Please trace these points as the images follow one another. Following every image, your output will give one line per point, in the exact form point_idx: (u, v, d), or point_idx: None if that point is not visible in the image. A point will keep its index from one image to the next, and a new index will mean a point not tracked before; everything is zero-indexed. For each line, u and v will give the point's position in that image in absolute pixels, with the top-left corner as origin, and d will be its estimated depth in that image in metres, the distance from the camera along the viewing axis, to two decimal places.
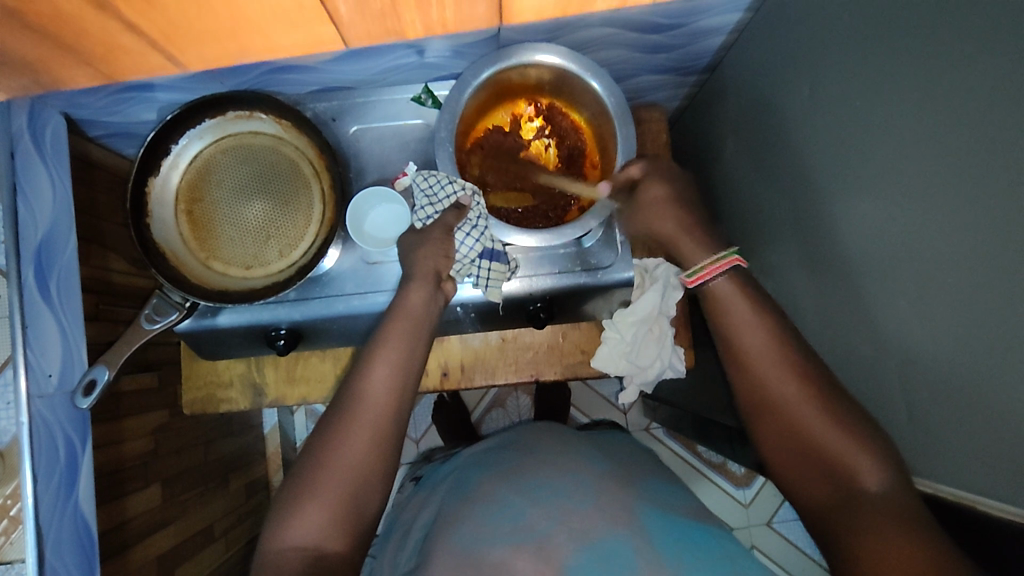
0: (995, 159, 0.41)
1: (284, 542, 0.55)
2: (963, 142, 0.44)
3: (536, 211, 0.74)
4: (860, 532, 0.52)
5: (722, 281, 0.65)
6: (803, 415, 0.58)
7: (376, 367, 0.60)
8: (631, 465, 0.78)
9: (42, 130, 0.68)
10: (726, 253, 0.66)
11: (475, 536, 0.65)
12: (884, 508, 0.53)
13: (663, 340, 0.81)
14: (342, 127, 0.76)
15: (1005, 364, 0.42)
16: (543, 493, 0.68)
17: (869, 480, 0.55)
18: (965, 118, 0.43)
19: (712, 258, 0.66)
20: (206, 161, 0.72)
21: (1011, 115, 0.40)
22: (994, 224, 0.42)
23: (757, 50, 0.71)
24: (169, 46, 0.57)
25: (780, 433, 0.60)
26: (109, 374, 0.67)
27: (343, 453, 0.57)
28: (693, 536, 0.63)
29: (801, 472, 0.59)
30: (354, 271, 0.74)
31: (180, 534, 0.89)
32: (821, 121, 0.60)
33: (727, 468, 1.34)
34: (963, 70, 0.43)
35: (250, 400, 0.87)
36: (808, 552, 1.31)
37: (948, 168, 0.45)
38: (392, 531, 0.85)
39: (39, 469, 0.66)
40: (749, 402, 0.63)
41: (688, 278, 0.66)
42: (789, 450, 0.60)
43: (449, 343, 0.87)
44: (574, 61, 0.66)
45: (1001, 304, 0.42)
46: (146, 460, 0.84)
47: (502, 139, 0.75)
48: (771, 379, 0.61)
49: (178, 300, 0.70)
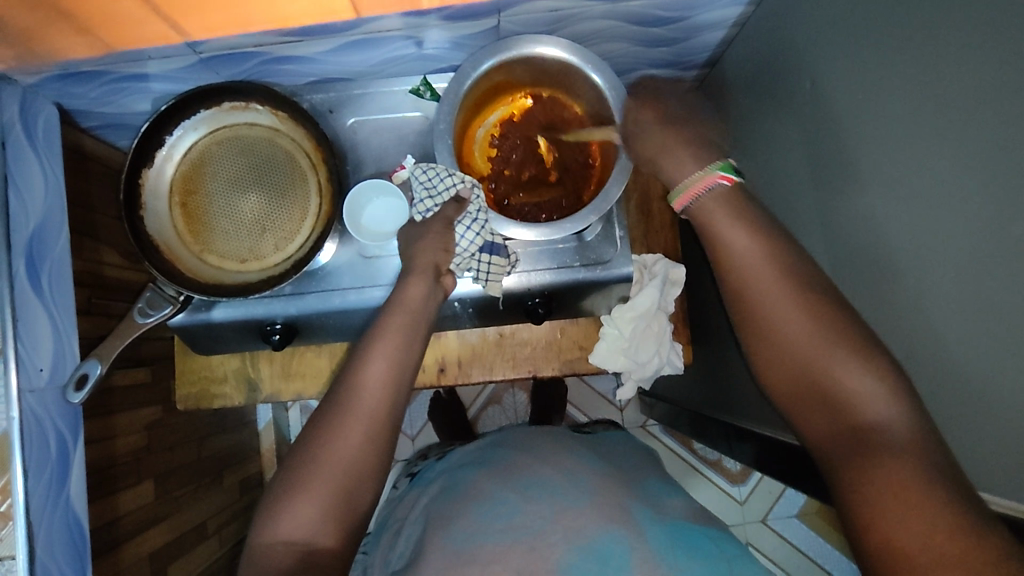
0: (974, 154, 0.41)
1: (274, 536, 0.54)
2: (943, 138, 0.43)
3: (547, 205, 0.73)
4: (886, 488, 0.42)
5: (714, 208, 0.56)
6: (834, 357, 0.48)
7: (372, 359, 0.59)
8: (624, 464, 0.78)
9: (34, 120, 0.67)
10: (710, 169, 0.57)
11: (466, 535, 0.65)
12: (906, 453, 0.43)
13: (662, 336, 0.81)
14: (339, 120, 0.75)
15: (988, 361, 0.42)
16: (536, 490, 0.68)
17: (882, 413, 0.45)
18: (944, 112, 0.43)
19: (699, 174, 0.57)
20: (201, 153, 0.71)
21: (989, 110, 0.39)
22: (975, 220, 0.41)
23: (757, 44, 0.71)
24: (170, 12, 0.55)
25: (784, 363, 0.51)
26: (102, 368, 0.66)
27: (337, 448, 0.56)
28: (687, 535, 0.63)
29: (807, 406, 0.50)
30: (351, 265, 0.74)
31: (174, 530, 0.89)
32: (815, 115, 0.59)
33: (722, 465, 1.34)
34: (941, 64, 0.43)
35: (244, 396, 0.86)
36: (802, 549, 1.31)
37: (932, 163, 0.45)
38: (384, 529, 0.84)
39: (30, 463, 0.65)
40: (758, 336, 0.52)
41: (672, 201, 0.58)
42: (792, 379, 0.50)
43: (446, 339, 0.86)
44: (574, 52, 0.66)
45: (983, 300, 0.41)
46: (139, 456, 0.83)
47: (508, 133, 0.75)
48: (773, 303, 0.51)
49: (172, 293, 0.69)
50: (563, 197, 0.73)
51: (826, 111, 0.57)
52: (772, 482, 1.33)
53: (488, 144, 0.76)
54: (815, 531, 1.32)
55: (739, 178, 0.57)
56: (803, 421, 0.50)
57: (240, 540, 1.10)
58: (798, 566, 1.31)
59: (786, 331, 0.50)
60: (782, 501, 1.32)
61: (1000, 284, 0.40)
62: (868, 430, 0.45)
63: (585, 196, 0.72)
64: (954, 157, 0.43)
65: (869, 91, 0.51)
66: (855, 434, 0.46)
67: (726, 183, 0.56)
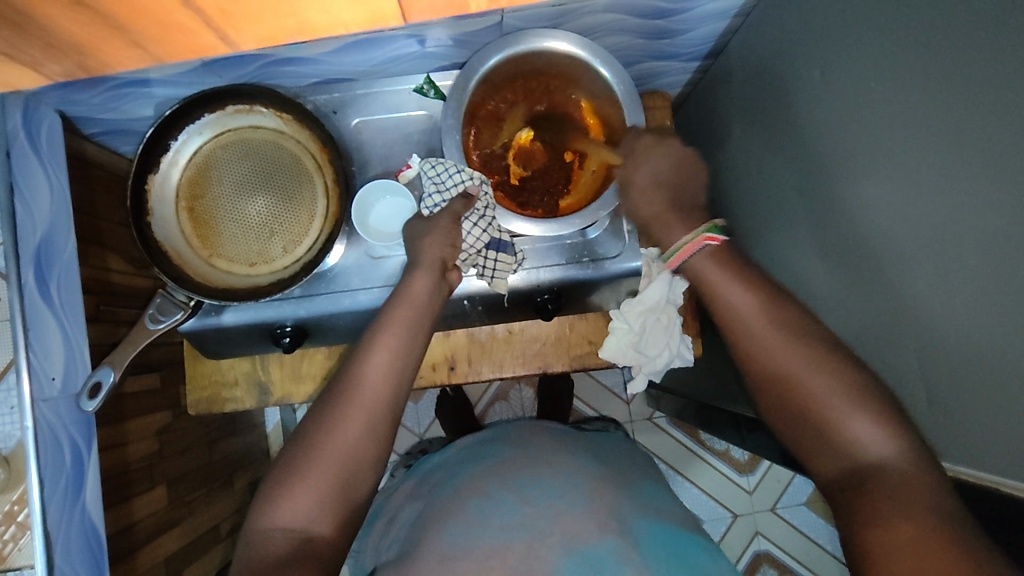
0: (1007, 138, 0.40)
1: (272, 522, 0.53)
2: (964, 125, 0.44)
3: (534, 191, 0.73)
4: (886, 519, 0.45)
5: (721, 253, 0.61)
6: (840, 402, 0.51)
7: (374, 353, 0.59)
8: (621, 465, 0.77)
9: (37, 128, 0.67)
10: (698, 231, 0.61)
11: (464, 533, 0.63)
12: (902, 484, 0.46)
13: (672, 330, 0.78)
14: (343, 120, 0.75)
15: (1010, 341, 0.42)
16: (534, 491, 0.66)
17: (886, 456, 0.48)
18: (971, 101, 0.43)
19: (688, 237, 0.61)
20: (206, 157, 0.71)
21: (1014, 99, 0.40)
22: (1000, 207, 0.42)
23: (762, 33, 0.70)
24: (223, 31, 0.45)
25: (777, 393, 0.54)
26: (114, 375, 0.66)
27: (334, 440, 0.56)
28: (676, 543, 0.63)
29: (816, 452, 0.52)
30: (359, 265, 0.73)
31: (188, 534, 0.89)
32: (829, 106, 0.59)
33: (729, 455, 1.34)
34: (965, 53, 0.43)
35: (255, 400, 0.86)
36: (811, 536, 1.31)
37: (953, 151, 0.45)
38: (375, 520, 0.83)
39: (46, 472, 0.65)
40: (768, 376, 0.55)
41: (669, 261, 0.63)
42: (800, 424, 0.53)
43: (454, 336, 0.86)
44: (583, 47, 0.66)
45: (1015, 281, 0.41)
46: (151, 460, 0.83)
47: (517, 108, 0.74)
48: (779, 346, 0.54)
49: (182, 299, 0.69)
50: (550, 188, 0.73)
51: (841, 100, 0.57)
52: (780, 471, 1.33)
53: (494, 113, 0.73)
54: (823, 518, 1.32)
55: (724, 238, 0.61)
56: (806, 459, 0.53)
57: (227, 562, 1.01)
58: (808, 554, 1.31)
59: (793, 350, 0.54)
60: (790, 490, 1.32)
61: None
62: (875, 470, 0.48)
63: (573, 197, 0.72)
64: (979, 143, 0.43)
65: (888, 80, 0.51)
66: (857, 471, 0.49)
67: (712, 242, 0.60)
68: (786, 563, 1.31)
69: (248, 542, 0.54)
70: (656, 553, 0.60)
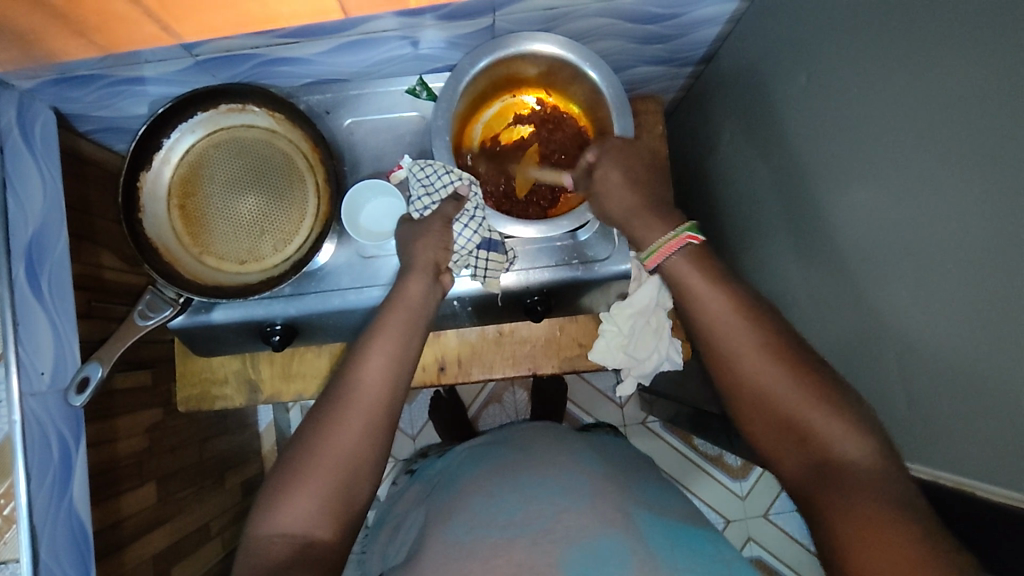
0: (990, 144, 0.41)
1: (271, 528, 0.54)
2: (950, 131, 0.44)
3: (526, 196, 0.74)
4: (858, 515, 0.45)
5: (674, 254, 0.58)
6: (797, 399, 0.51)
7: (372, 354, 0.60)
8: (626, 465, 0.77)
9: (31, 124, 0.67)
10: (679, 230, 0.59)
11: (468, 532, 0.63)
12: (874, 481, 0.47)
13: (661, 332, 0.78)
14: (336, 120, 0.76)
15: (993, 348, 0.42)
16: (537, 490, 0.66)
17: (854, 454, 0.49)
18: (955, 108, 0.43)
19: (667, 236, 0.59)
20: (198, 155, 0.72)
21: (1001, 105, 0.40)
22: (982, 215, 0.42)
23: (752, 40, 0.71)
24: (166, 16, 0.54)
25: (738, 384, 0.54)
26: (103, 370, 0.66)
27: (335, 439, 0.56)
28: (687, 538, 0.62)
29: (781, 448, 0.53)
30: (349, 265, 0.74)
31: (174, 533, 0.89)
32: (816, 112, 0.59)
33: (723, 461, 1.34)
34: (951, 60, 0.43)
35: (245, 397, 0.87)
36: (804, 544, 1.31)
37: (939, 158, 0.45)
38: (381, 527, 0.84)
39: (32, 467, 0.65)
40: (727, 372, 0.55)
41: (646, 261, 0.60)
42: (762, 415, 0.53)
43: (446, 337, 0.86)
44: (572, 50, 0.66)
45: (997, 288, 0.41)
46: (140, 458, 0.83)
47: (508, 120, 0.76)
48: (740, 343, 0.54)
49: (172, 296, 0.69)
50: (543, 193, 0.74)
51: (829, 103, 0.57)
52: (773, 477, 1.33)
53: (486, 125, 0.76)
54: None
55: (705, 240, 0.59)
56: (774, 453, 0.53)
57: (231, 550, 1.06)
58: (801, 562, 1.31)
59: (750, 354, 0.53)
60: (784, 495, 1.32)
61: (1009, 280, 0.40)
62: (842, 466, 0.49)
63: (565, 199, 0.73)
64: (965, 151, 0.43)
65: (876, 87, 0.51)
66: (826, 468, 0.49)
67: (694, 242, 0.59)
68: (780, 570, 1.30)
69: (247, 549, 0.54)
70: (664, 549, 0.58)
